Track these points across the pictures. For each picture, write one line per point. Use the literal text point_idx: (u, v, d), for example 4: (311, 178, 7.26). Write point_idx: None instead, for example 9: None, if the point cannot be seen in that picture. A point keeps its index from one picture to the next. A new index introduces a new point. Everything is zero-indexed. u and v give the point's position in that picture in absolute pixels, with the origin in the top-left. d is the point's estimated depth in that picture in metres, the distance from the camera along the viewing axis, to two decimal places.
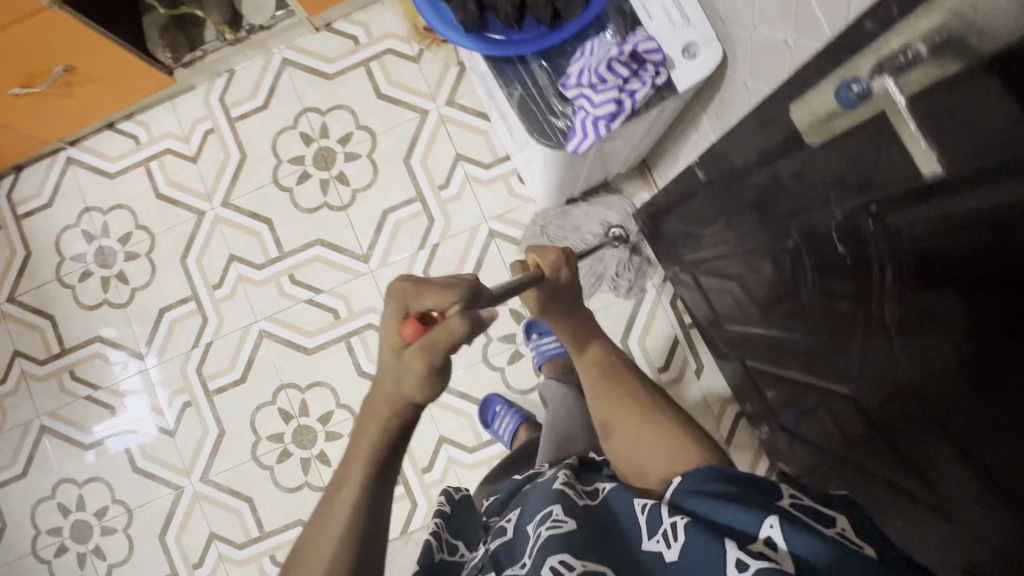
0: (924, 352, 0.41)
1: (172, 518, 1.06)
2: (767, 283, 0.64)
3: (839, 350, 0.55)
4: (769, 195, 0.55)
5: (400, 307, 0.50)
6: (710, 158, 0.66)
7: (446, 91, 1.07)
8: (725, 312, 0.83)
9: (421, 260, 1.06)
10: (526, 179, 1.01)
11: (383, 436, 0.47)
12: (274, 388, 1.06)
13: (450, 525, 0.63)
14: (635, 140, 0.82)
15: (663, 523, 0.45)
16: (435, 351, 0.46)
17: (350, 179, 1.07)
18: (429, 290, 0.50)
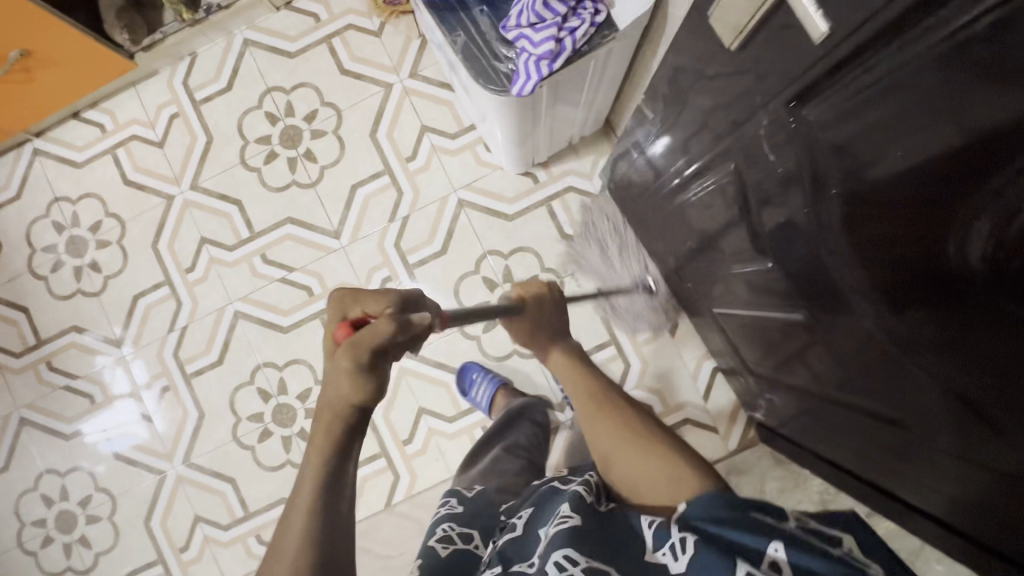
0: (883, 274, 0.40)
1: (156, 503, 1.06)
2: (721, 219, 0.65)
3: (794, 277, 0.55)
4: (710, 121, 0.56)
5: (338, 315, 0.45)
6: (657, 95, 0.67)
7: (410, 64, 1.07)
8: (689, 261, 0.84)
9: (392, 233, 1.06)
10: (492, 147, 1.01)
11: (328, 438, 0.43)
12: (253, 368, 1.06)
13: (462, 521, 0.63)
14: (591, 96, 0.83)
15: (670, 537, 0.46)
16: (363, 352, 0.41)
17: (318, 157, 1.07)
18: (368, 294, 0.45)
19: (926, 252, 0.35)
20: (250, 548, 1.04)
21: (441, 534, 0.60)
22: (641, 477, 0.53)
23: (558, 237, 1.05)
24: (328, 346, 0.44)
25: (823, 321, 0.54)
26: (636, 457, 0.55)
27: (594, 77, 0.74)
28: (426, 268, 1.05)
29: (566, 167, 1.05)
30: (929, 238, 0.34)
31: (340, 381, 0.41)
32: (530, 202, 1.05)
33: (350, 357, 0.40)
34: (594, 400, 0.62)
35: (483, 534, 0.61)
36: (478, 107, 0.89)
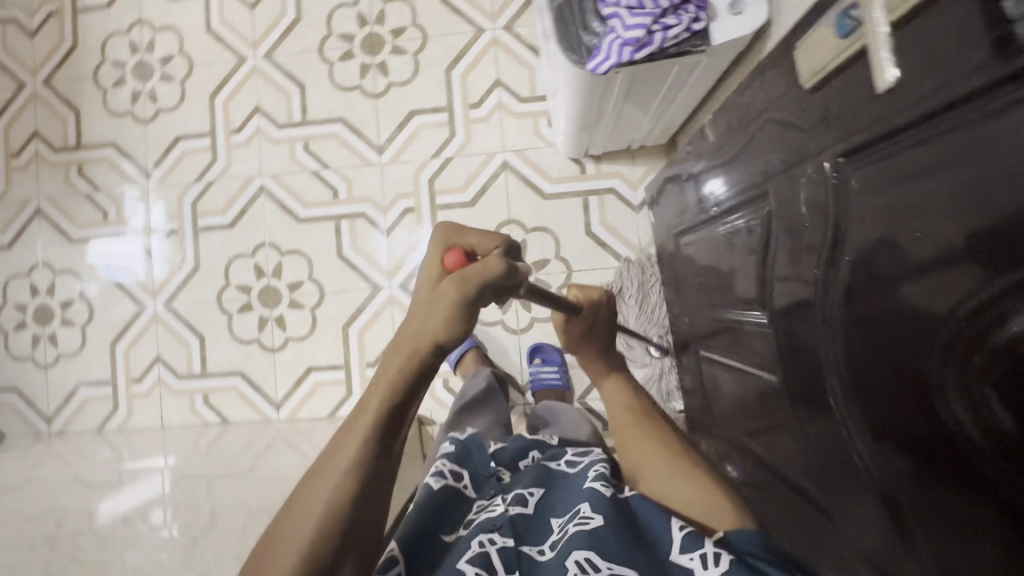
0: (868, 376, 0.41)
1: (128, 330, 1.11)
2: (738, 260, 0.64)
3: (781, 341, 0.55)
4: (761, 157, 0.55)
5: (442, 243, 0.48)
6: (724, 116, 0.66)
7: (508, 16, 1.07)
8: (692, 294, 0.84)
9: (431, 168, 1.07)
10: (554, 123, 1.02)
11: (393, 388, 0.43)
12: (258, 243, 1.09)
13: (458, 461, 0.61)
14: (663, 105, 0.82)
15: (703, 546, 0.46)
16: (469, 283, 0.43)
17: (390, 71, 1.08)
18: (474, 233, 0.49)
19: (919, 350, 0.35)
20: (196, 404, 1.10)
21: (436, 469, 0.59)
22: (682, 501, 0.53)
23: (583, 231, 1.05)
24: (430, 271, 0.46)
25: (794, 398, 0.54)
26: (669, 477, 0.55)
27: (673, 86, 0.73)
28: (449, 213, 1.06)
29: (616, 169, 1.05)
30: (925, 335, 0.34)
31: (441, 308, 0.43)
32: (571, 189, 1.05)
33: (459, 284, 0.43)
34: (641, 418, 0.61)
35: (475, 474, 0.60)
36: (554, 77, 0.88)
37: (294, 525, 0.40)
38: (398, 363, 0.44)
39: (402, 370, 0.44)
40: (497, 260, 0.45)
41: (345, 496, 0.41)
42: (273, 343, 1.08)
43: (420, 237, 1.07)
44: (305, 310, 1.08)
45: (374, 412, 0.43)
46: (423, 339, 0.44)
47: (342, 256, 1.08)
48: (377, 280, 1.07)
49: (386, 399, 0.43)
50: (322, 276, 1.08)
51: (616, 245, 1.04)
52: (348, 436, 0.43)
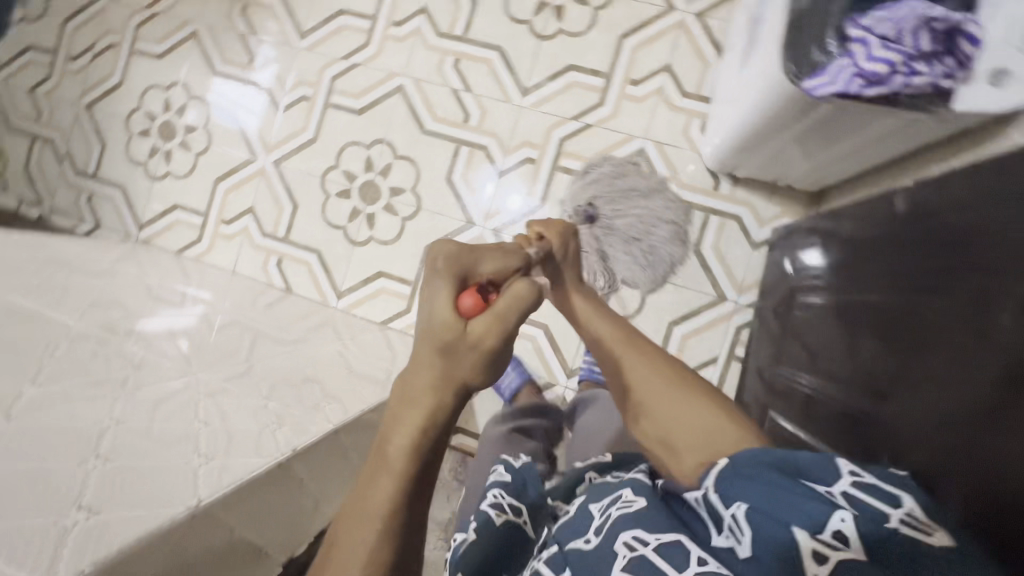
0: (1013, 511, 0.38)
1: (234, 174, 1.16)
2: (867, 341, 0.61)
3: (891, 438, 0.53)
4: (955, 252, 0.49)
5: (453, 281, 0.50)
6: (922, 187, 0.58)
7: (705, 3, 1.00)
8: (794, 354, 0.80)
9: (566, 128, 1.04)
10: (709, 129, 0.96)
11: (426, 428, 0.45)
12: (377, 138, 1.10)
13: (513, 492, 0.66)
14: (846, 150, 0.75)
15: (725, 516, 0.40)
16: (507, 318, 0.47)
17: (564, 18, 1.04)
18: (486, 263, 0.54)
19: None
20: (269, 264, 1.14)
21: (493, 500, 0.64)
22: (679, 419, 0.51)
23: (690, 247, 1.01)
24: (448, 317, 0.47)
25: None
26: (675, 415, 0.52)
27: (874, 135, 0.67)
28: (567, 179, 1.04)
29: (750, 198, 0.99)
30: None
31: (477, 345, 0.46)
32: (696, 201, 1.00)
33: (496, 322, 0.46)
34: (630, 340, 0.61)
35: (532, 508, 0.64)
36: (737, 83, 0.82)
37: (348, 539, 0.44)
38: (424, 408, 0.46)
39: (431, 413, 0.46)
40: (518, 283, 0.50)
41: (395, 527, 0.44)
42: (357, 236, 1.10)
43: (529, 191, 1.05)
44: (397, 218, 1.09)
45: (407, 452, 0.45)
46: (453, 378, 0.46)
47: (449, 180, 1.07)
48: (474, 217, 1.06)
49: (416, 441, 0.45)
50: (425, 192, 1.08)
51: (719, 274, 1.00)
52: (381, 479, 0.45)
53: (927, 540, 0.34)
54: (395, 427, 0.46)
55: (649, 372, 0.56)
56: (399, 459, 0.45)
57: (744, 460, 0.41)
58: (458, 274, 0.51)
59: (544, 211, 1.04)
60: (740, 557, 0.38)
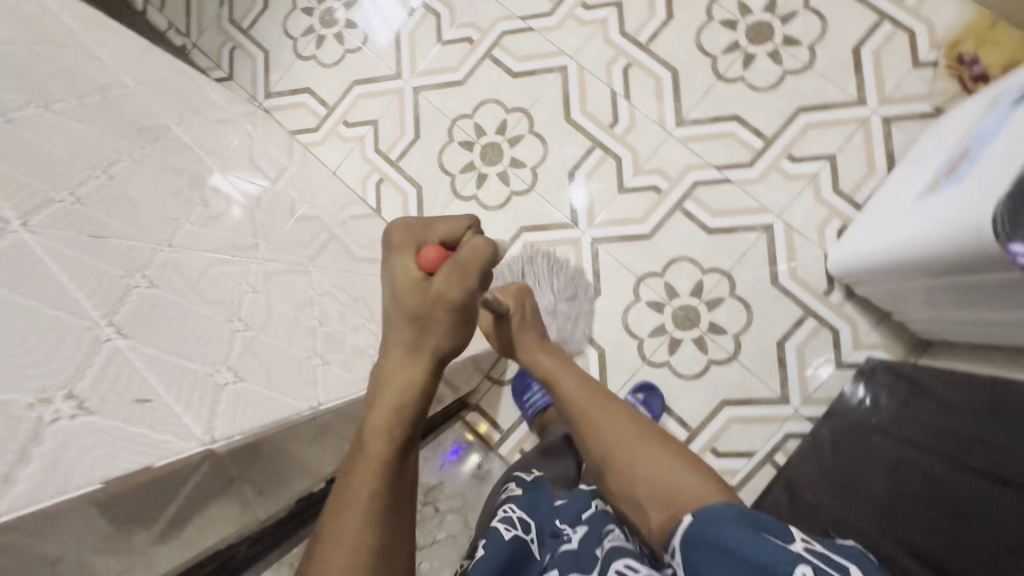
0: None
1: (373, 82, 1.16)
2: (937, 509, 0.60)
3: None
4: None
5: (412, 243, 0.50)
6: None
7: (898, 111, 0.95)
8: (846, 489, 0.76)
9: (705, 174, 1.01)
10: (846, 235, 0.92)
11: (399, 414, 0.46)
12: (520, 106, 1.09)
13: (522, 507, 0.66)
14: (993, 318, 0.71)
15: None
16: (467, 274, 0.47)
17: (752, 68, 1.01)
18: (439, 221, 0.51)
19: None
20: (369, 180, 1.14)
21: (503, 515, 0.64)
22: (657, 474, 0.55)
23: (774, 338, 0.97)
24: (413, 279, 0.49)
25: None
26: (637, 468, 0.56)
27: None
28: (683, 222, 1.01)
29: (856, 318, 0.95)
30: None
31: (445, 304, 0.47)
32: (800, 296, 0.97)
33: (461, 278, 0.47)
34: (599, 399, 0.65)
35: (539, 528, 0.63)
36: (906, 206, 0.79)
37: (332, 535, 0.43)
38: (399, 390, 0.47)
39: (408, 391, 0.47)
40: (478, 239, 0.49)
41: (379, 504, 0.44)
42: (462, 190, 1.10)
43: (643, 218, 1.02)
44: (506, 189, 1.08)
45: (385, 431, 0.46)
46: (427, 347, 0.48)
47: (571, 175, 1.06)
48: (578, 220, 1.05)
49: (391, 424, 0.46)
50: (543, 176, 1.07)
51: (791, 376, 0.96)
52: (359, 466, 0.45)
53: None
54: (370, 411, 0.47)
55: (616, 425, 0.61)
56: (378, 445, 0.45)
57: (709, 518, 0.46)
58: (415, 243, 0.50)
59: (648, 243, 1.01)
60: None
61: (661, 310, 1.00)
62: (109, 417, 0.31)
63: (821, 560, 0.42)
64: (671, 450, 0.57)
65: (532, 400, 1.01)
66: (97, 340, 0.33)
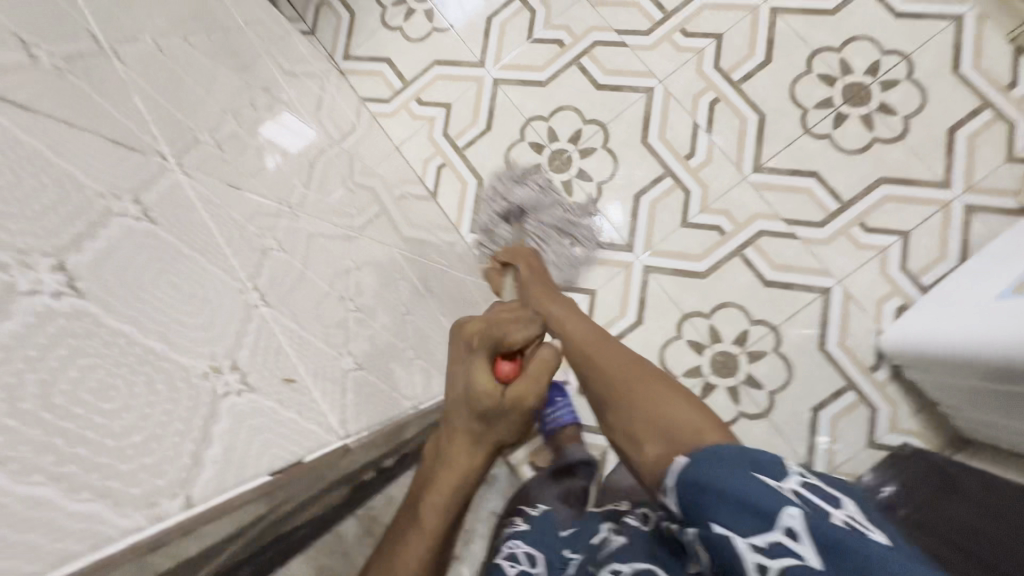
0: None
1: (453, 65, 1.14)
2: None
3: None
4: None
5: (485, 345, 0.52)
6: None
7: (982, 201, 0.93)
8: None
9: (772, 225, 0.99)
10: (907, 317, 0.90)
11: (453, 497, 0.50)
12: (598, 118, 1.07)
13: (529, 542, 0.64)
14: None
15: (687, 531, 0.40)
16: (542, 380, 0.52)
17: (841, 128, 0.99)
18: (507, 325, 0.55)
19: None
20: (431, 162, 1.13)
21: (506, 553, 0.63)
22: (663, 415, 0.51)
23: (810, 404, 0.95)
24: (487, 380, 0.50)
25: None
26: (637, 404, 0.55)
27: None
28: (741, 268, 0.99)
29: (897, 400, 0.93)
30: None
31: (518, 411, 0.50)
32: (845, 367, 0.95)
33: (534, 383, 0.51)
34: (601, 345, 0.65)
35: (546, 559, 0.61)
36: (979, 303, 0.77)
37: None
38: (457, 478, 0.50)
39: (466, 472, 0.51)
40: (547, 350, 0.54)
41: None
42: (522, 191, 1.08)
43: (700, 255, 1.00)
44: (568, 199, 1.06)
45: (439, 508, 0.49)
46: (489, 438, 0.51)
47: (636, 198, 1.04)
48: (634, 244, 1.03)
49: (446, 502, 0.50)
50: (607, 193, 1.05)
51: (820, 446, 0.94)
52: (411, 537, 0.48)
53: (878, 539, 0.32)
54: (429, 487, 0.50)
55: (624, 364, 0.61)
56: (430, 518, 0.49)
57: (706, 461, 0.40)
58: (489, 346, 0.53)
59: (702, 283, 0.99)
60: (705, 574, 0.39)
61: (700, 352, 0.98)
62: (260, 395, 0.37)
63: (813, 492, 0.36)
64: (674, 392, 0.54)
65: (553, 415, 1.00)
66: (251, 305, 0.39)
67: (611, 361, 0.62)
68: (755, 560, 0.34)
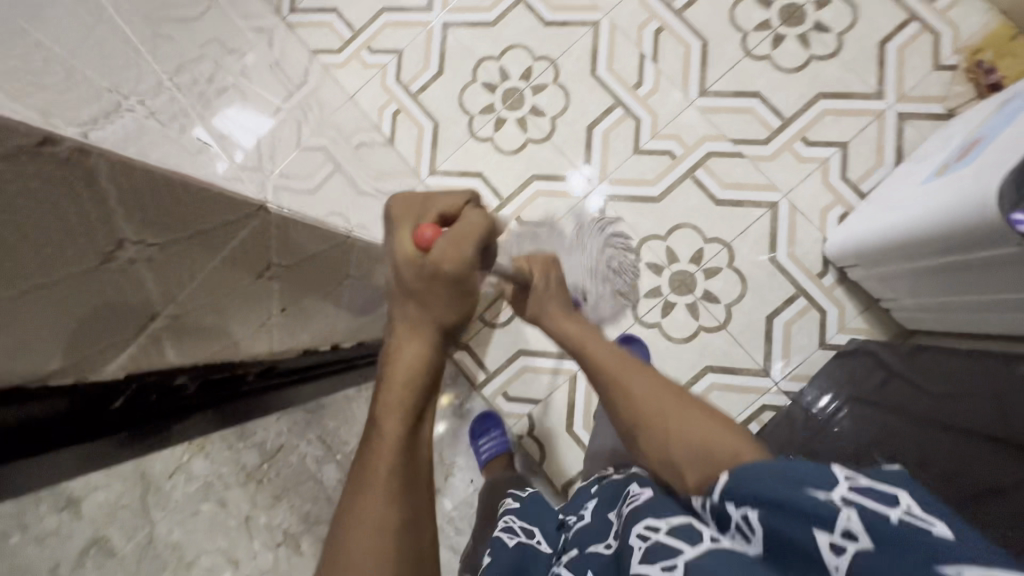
0: None
1: (402, 12, 1.14)
2: None
3: None
4: None
5: (412, 217, 0.53)
6: None
7: (912, 108, 0.98)
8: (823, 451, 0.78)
9: (721, 146, 1.02)
10: (845, 223, 0.95)
11: (408, 382, 0.50)
12: (547, 55, 1.08)
13: (526, 517, 0.66)
14: (971, 306, 0.75)
15: (733, 516, 0.41)
16: (464, 243, 0.50)
17: (780, 49, 1.02)
18: (436, 201, 0.54)
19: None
20: (387, 109, 1.12)
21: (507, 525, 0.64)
22: (697, 436, 0.49)
23: (765, 313, 0.99)
24: (410, 254, 0.51)
25: None
26: (671, 424, 0.52)
27: (1018, 303, 0.66)
28: (693, 190, 1.02)
29: (845, 302, 0.98)
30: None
31: (441, 276, 0.50)
32: (796, 276, 0.99)
33: (458, 248, 0.50)
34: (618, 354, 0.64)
35: (544, 530, 0.63)
36: (909, 190, 0.82)
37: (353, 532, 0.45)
38: (410, 361, 0.51)
39: (413, 365, 0.51)
40: (468, 212, 0.53)
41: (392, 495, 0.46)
42: (479, 132, 1.09)
43: (653, 181, 1.04)
44: (523, 135, 1.08)
45: (398, 406, 0.49)
46: (428, 317, 0.52)
47: (589, 129, 1.06)
48: (589, 176, 1.05)
49: (400, 400, 0.49)
50: (560, 127, 1.07)
51: (775, 351, 0.98)
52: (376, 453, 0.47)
53: (931, 528, 0.33)
54: (382, 388, 0.50)
55: (654, 395, 0.56)
56: (394, 424, 0.48)
57: (744, 475, 0.41)
58: (412, 216, 0.53)
59: (657, 207, 1.03)
60: (752, 554, 0.39)
61: (659, 273, 1.02)
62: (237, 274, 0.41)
63: (866, 493, 0.36)
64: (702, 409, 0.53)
65: None
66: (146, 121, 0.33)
67: (629, 363, 0.62)
68: (826, 539, 0.36)
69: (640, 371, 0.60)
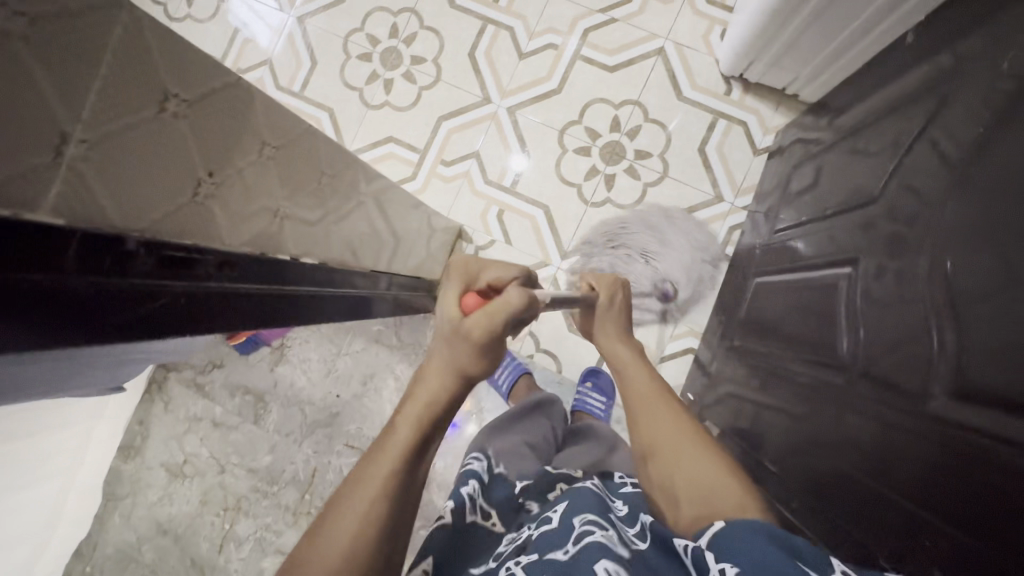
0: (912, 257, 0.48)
1: (255, 25, 1.14)
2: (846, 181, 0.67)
3: (845, 238, 0.61)
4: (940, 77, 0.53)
5: (463, 283, 0.51)
6: (936, 18, 0.60)
7: None
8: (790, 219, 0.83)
9: (593, 20, 1.07)
10: (727, 34, 1.00)
11: (426, 418, 0.41)
12: (406, 6, 1.11)
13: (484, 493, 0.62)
14: (842, 46, 0.78)
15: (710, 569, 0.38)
16: (493, 314, 0.45)
17: None
18: (494, 271, 0.55)
19: (943, 345, 0.41)
20: None
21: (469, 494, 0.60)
22: (698, 479, 0.47)
23: (695, 146, 1.04)
24: (448, 318, 0.46)
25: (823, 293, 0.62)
26: (678, 466, 0.50)
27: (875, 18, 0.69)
28: (586, 69, 1.06)
29: (759, 107, 1.03)
30: (964, 326, 0.40)
31: (468, 341, 0.44)
32: (707, 103, 1.04)
33: (487, 317, 0.44)
34: (657, 400, 0.58)
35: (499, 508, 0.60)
36: None
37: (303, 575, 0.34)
38: (430, 396, 0.42)
39: (432, 406, 0.42)
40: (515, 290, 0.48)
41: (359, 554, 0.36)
42: (374, 101, 1.10)
43: (548, 76, 1.07)
44: (416, 87, 1.10)
45: (396, 445, 0.40)
46: (457, 364, 0.44)
47: (472, 55, 1.09)
48: (489, 96, 1.08)
49: (407, 437, 0.40)
50: (445, 64, 1.09)
51: (719, 176, 1.03)
52: (358, 488, 0.38)
53: None
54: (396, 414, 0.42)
55: (665, 425, 0.54)
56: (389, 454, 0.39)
57: (739, 527, 0.39)
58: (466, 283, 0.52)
59: (562, 96, 1.06)
60: None
61: (589, 154, 1.05)
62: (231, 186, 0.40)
63: None
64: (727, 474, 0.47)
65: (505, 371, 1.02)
66: None
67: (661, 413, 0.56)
68: None
69: (674, 426, 0.54)
